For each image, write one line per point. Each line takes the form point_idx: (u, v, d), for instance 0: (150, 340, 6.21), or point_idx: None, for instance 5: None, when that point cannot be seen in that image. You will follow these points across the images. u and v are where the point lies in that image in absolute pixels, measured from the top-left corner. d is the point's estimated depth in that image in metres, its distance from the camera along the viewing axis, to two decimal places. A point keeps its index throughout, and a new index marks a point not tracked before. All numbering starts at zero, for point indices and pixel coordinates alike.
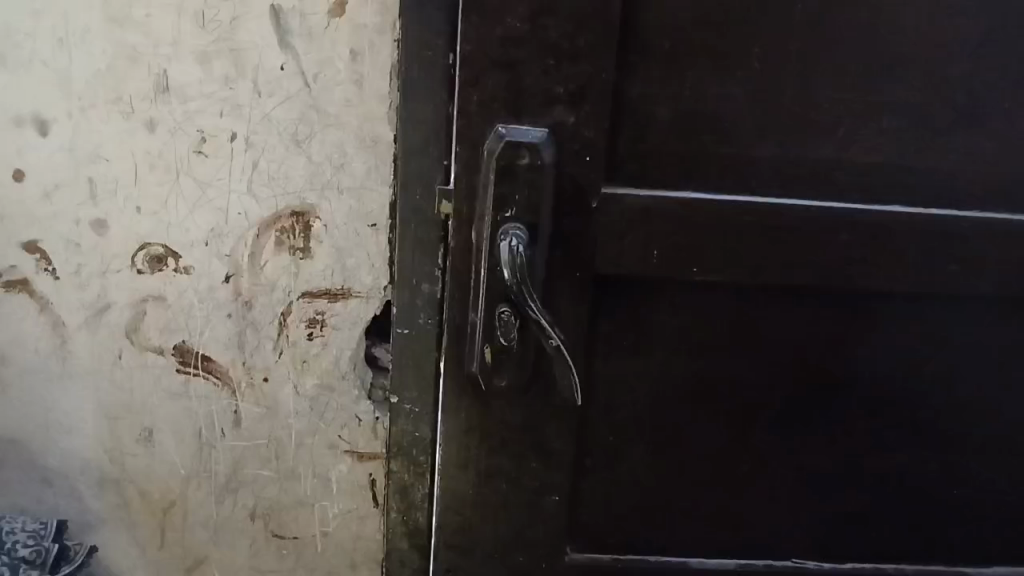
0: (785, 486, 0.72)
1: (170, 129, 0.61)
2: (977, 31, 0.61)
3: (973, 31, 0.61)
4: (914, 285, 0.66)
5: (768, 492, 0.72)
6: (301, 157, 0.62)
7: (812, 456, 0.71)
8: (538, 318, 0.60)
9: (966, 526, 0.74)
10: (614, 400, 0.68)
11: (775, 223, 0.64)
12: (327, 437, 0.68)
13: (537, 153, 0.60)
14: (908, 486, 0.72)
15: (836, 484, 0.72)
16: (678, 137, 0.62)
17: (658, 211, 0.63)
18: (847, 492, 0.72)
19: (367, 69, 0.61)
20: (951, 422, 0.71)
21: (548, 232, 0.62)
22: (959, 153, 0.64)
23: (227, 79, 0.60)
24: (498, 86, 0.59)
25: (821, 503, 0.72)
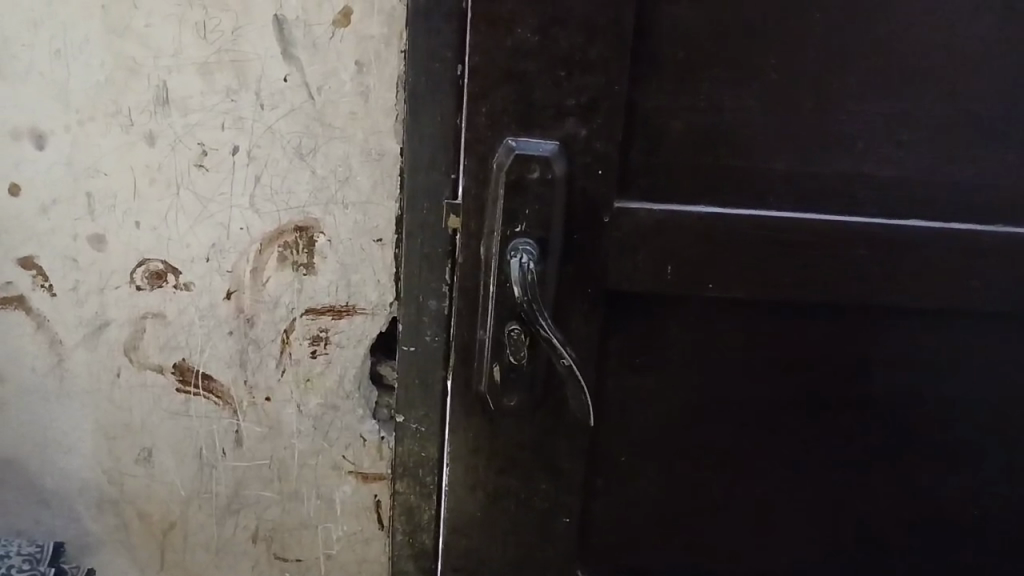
0: (804, 512, 0.69)
1: (170, 142, 0.59)
2: (1015, 40, 0.58)
3: (1007, 39, 0.58)
4: (943, 306, 0.63)
5: (787, 517, 0.69)
6: (305, 171, 0.60)
7: (833, 481, 0.68)
8: (551, 337, 0.57)
9: (990, 554, 0.71)
10: (628, 421, 0.65)
11: (796, 239, 0.61)
12: (331, 457, 0.66)
13: (548, 167, 0.57)
14: (931, 512, 0.70)
15: (858, 509, 0.69)
16: (694, 151, 0.59)
17: (674, 227, 0.60)
18: (868, 519, 0.70)
19: (373, 80, 0.59)
20: (981, 448, 0.68)
21: (560, 248, 0.59)
22: (992, 168, 0.61)
23: (229, 91, 0.58)
24: (507, 98, 0.57)
25: (841, 530, 0.70)
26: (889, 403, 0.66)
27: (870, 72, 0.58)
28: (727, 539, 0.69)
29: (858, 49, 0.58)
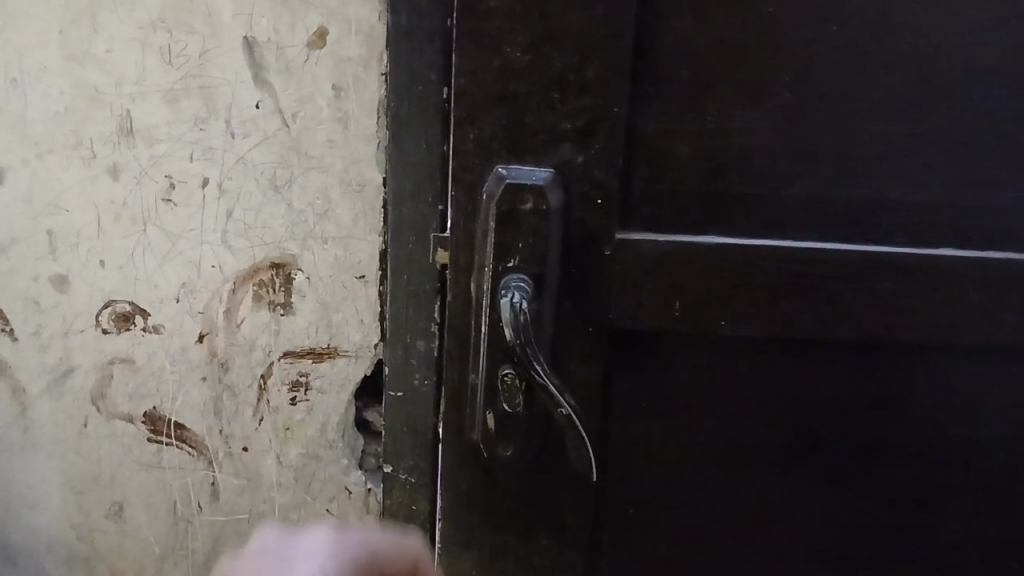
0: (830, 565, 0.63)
1: (136, 176, 0.55)
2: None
3: None
4: (979, 342, 0.57)
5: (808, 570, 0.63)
6: (281, 205, 0.56)
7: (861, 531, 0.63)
8: (547, 383, 0.53)
9: None
10: (636, 469, 0.60)
11: (816, 270, 0.55)
12: (314, 511, 0.62)
13: (542, 198, 0.52)
14: (967, 565, 0.64)
15: (889, 561, 0.63)
16: (703, 177, 0.54)
17: (683, 260, 0.55)
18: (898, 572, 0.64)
19: (352, 105, 0.54)
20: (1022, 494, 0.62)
21: (557, 284, 0.54)
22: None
23: (198, 120, 0.54)
24: (497, 123, 0.52)
25: None
26: (920, 447, 0.61)
27: (893, 87, 0.53)
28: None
29: (881, 62, 0.53)
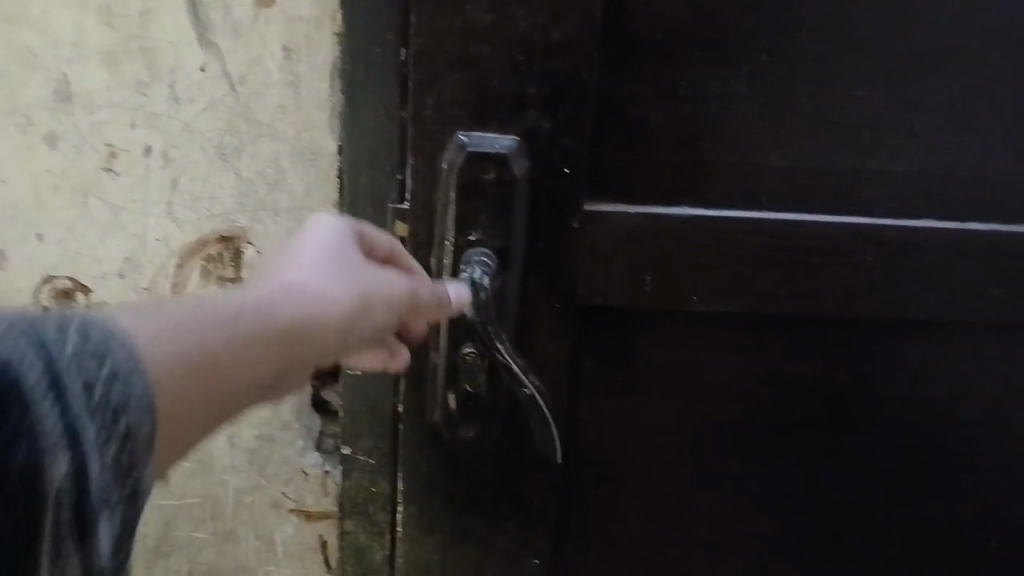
0: (805, 547, 0.61)
1: (75, 144, 0.52)
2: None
3: None
4: (961, 319, 0.55)
5: (783, 553, 0.61)
6: (228, 174, 0.53)
7: (837, 513, 0.61)
8: (509, 363, 0.50)
9: None
10: (606, 451, 0.58)
11: (792, 243, 0.53)
12: (269, 494, 0.60)
13: (506, 167, 0.50)
14: (945, 547, 0.62)
15: (866, 546, 0.62)
16: (675, 146, 0.52)
17: (654, 233, 0.52)
18: (875, 555, 0.62)
19: (304, 68, 0.51)
20: (1002, 475, 0.60)
21: (522, 259, 0.52)
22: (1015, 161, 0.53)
23: (140, 84, 0.51)
24: (457, 88, 0.49)
25: (845, 567, 0.62)
26: (898, 427, 0.59)
27: (873, 52, 0.51)
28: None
29: (863, 26, 0.50)
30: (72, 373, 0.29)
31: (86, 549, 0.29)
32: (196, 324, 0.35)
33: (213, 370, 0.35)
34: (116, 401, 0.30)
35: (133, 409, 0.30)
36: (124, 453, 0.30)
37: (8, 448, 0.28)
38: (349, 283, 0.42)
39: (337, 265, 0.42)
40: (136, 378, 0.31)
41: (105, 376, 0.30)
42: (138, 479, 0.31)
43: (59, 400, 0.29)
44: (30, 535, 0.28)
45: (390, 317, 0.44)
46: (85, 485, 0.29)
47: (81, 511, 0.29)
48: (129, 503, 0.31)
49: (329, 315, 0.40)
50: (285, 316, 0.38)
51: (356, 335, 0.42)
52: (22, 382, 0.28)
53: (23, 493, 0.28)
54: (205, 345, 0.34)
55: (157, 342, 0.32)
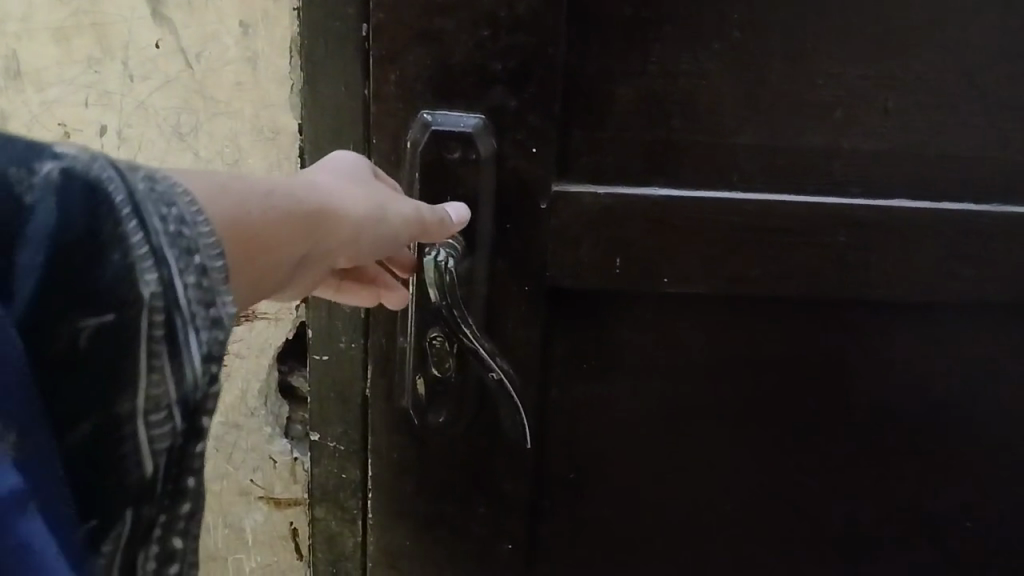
0: (781, 530, 0.61)
1: (26, 124, 0.51)
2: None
3: None
4: (938, 299, 0.54)
5: (759, 536, 0.61)
6: (186, 154, 0.51)
7: (813, 496, 0.60)
8: (476, 347, 0.50)
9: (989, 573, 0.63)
10: (579, 436, 0.57)
11: (766, 223, 0.52)
12: (238, 482, 0.58)
13: (471, 147, 0.48)
14: (923, 529, 0.61)
15: (842, 530, 0.61)
16: (647, 123, 0.50)
17: (625, 213, 0.51)
18: (852, 538, 0.61)
19: (262, 44, 0.49)
20: (980, 457, 0.60)
21: (490, 241, 0.51)
22: (996, 138, 0.52)
23: (92, 62, 0.49)
24: (419, 64, 0.47)
25: (822, 551, 0.61)
26: (875, 409, 0.58)
27: (846, 26, 0.49)
28: (694, 564, 0.61)
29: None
30: (147, 201, 0.27)
31: (175, 370, 0.28)
32: (246, 182, 0.33)
33: (263, 230, 0.34)
34: (188, 234, 0.28)
35: (206, 245, 0.29)
36: (206, 279, 0.28)
37: (98, 265, 0.27)
38: (365, 194, 0.41)
39: (351, 181, 0.41)
40: (203, 217, 0.29)
41: (172, 215, 0.28)
42: (221, 307, 0.29)
43: (141, 224, 0.27)
44: (121, 351, 0.27)
45: (405, 233, 0.43)
46: (175, 304, 0.28)
47: (171, 330, 0.28)
48: (215, 328, 0.29)
49: (347, 210, 0.39)
50: (311, 203, 0.37)
51: (372, 240, 0.41)
52: (108, 202, 0.27)
53: (115, 310, 0.27)
54: (254, 206, 0.33)
55: (214, 187, 0.31)
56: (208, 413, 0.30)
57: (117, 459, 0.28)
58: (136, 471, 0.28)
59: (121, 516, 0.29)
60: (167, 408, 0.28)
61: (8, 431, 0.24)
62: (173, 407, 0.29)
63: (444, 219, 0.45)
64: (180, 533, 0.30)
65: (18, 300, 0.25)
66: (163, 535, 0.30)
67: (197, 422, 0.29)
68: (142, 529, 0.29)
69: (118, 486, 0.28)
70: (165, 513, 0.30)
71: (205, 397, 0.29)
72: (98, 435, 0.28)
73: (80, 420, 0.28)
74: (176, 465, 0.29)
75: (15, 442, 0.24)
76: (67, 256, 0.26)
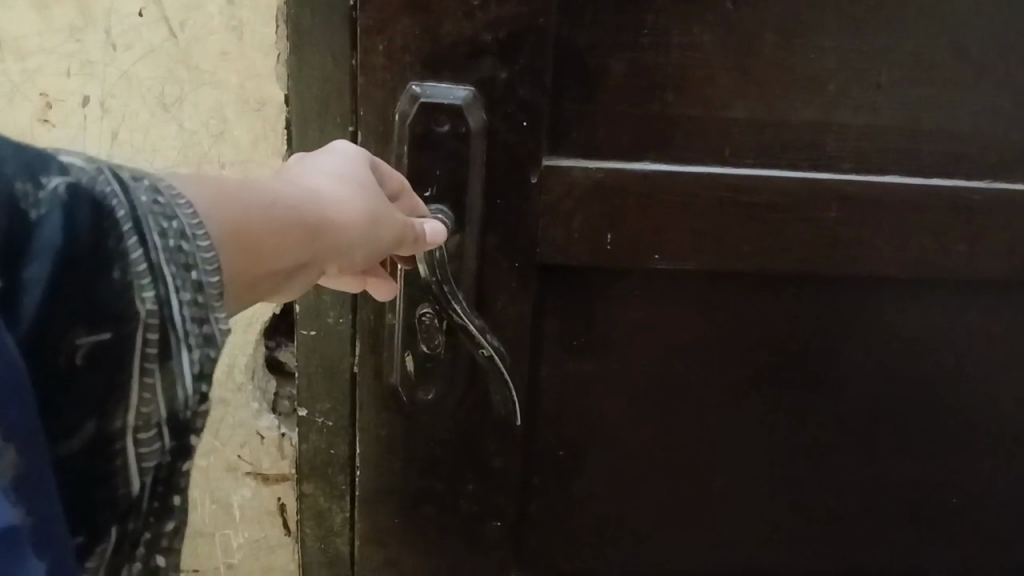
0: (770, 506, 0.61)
1: (7, 94, 0.49)
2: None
3: None
4: (929, 275, 0.54)
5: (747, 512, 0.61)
6: (171, 125, 0.50)
7: (801, 472, 0.60)
8: (467, 323, 0.50)
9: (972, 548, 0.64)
10: (568, 413, 0.57)
11: (756, 200, 0.51)
12: (225, 458, 0.58)
13: (461, 119, 0.47)
14: (908, 505, 0.62)
15: (831, 505, 0.61)
16: (638, 96, 0.50)
17: (616, 188, 0.50)
18: (840, 512, 0.61)
19: (248, 12, 0.49)
20: (966, 431, 0.60)
21: (479, 217, 0.49)
22: (986, 112, 0.52)
23: (73, 29, 0.48)
24: (407, 33, 0.46)
25: (809, 527, 0.61)
26: (864, 385, 0.58)
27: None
28: (683, 540, 0.61)
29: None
30: (148, 213, 0.26)
31: (167, 387, 0.27)
32: (241, 189, 0.31)
33: (264, 239, 0.31)
34: (188, 248, 0.27)
35: (204, 260, 0.27)
36: (202, 295, 0.27)
37: (99, 278, 0.25)
38: (369, 200, 0.38)
39: (355, 182, 0.39)
40: (203, 230, 0.27)
41: (173, 229, 0.26)
42: (216, 324, 0.27)
43: (141, 239, 0.26)
44: (116, 368, 0.26)
45: (393, 243, 0.41)
46: (171, 321, 0.26)
47: (165, 348, 0.27)
48: (208, 346, 0.27)
49: (347, 220, 0.37)
50: (309, 212, 0.34)
51: (370, 249, 0.39)
52: (110, 217, 0.25)
53: (113, 327, 0.26)
54: (254, 214, 0.31)
55: (211, 194, 0.29)
56: (196, 430, 0.28)
57: (106, 478, 0.27)
58: (124, 489, 0.27)
59: (105, 533, 0.27)
60: (157, 426, 0.27)
61: (7, 448, 0.22)
62: (163, 425, 0.27)
63: (418, 237, 0.43)
64: (163, 547, 0.29)
65: (22, 319, 0.24)
66: (146, 553, 0.29)
67: (186, 441, 0.28)
68: (126, 544, 0.28)
69: (105, 503, 0.27)
70: (149, 529, 0.28)
71: (195, 416, 0.28)
72: (87, 454, 0.26)
73: (72, 435, 0.26)
74: (163, 482, 0.28)
75: (14, 460, 0.22)
76: (69, 272, 0.25)
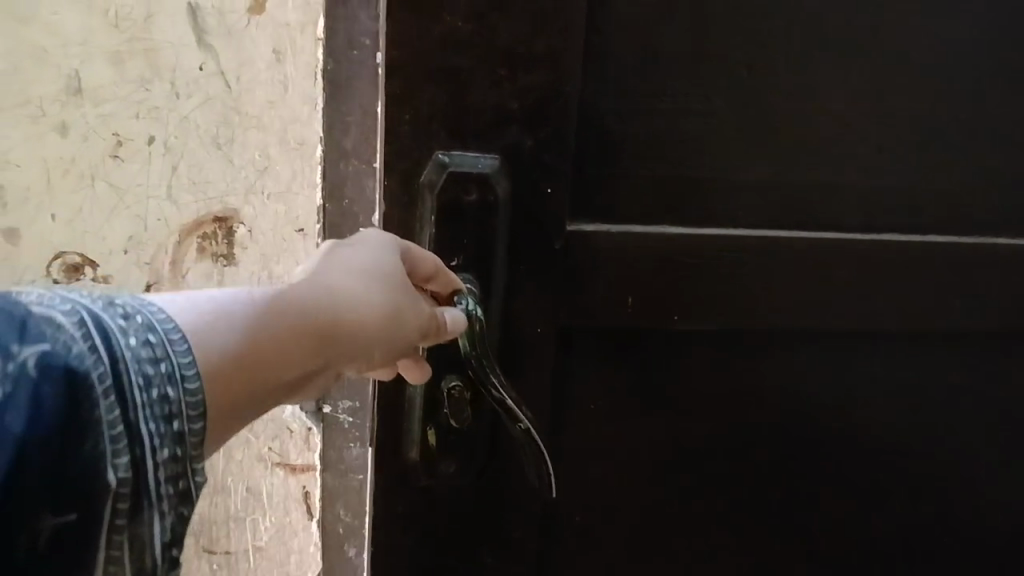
0: (755, 516, 0.67)
1: (83, 134, 0.58)
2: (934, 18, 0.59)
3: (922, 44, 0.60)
4: (881, 296, 0.63)
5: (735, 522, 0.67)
6: (222, 161, 0.59)
7: (782, 484, 0.67)
8: (502, 398, 0.53)
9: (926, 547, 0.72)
10: (584, 445, 0.62)
11: (753, 254, 0.60)
12: (257, 450, 0.65)
13: (488, 188, 0.52)
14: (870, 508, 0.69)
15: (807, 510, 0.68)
16: (641, 156, 0.56)
17: (635, 250, 0.58)
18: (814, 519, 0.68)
19: (291, 70, 0.58)
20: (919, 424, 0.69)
21: (503, 288, 0.55)
22: (922, 147, 0.62)
23: (143, 80, 0.57)
24: (437, 104, 0.51)
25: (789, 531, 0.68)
26: (832, 392, 0.66)
27: (802, 73, 0.58)
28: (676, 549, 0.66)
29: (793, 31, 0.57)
30: (129, 379, 0.32)
31: (137, 547, 0.32)
32: (248, 313, 0.38)
33: (266, 353, 0.38)
34: (167, 401, 0.33)
35: (184, 411, 0.34)
36: (176, 450, 0.33)
37: (77, 447, 0.31)
38: (382, 303, 0.43)
39: (378, 275, 0.44)
40: (187, 378, 0.34)
41: (159, 372, 0.33)
42: (189, 479, 0.34)
43: (120, 402, 0.32)
44: (88, 533, 0.31)
45: (407, 340, 0.45)
46: (142, 482, 0.32)
47: (134, 511, 0.32)
48: (180, 502, 0.33)
49: (357, 324, 0.42)
50: (318, 320, 0.41)
51: (385, 338, 0.44)
52: (90, 387, 0.31)
53: (83, 496, 0.31)
54: (254, 331, 0.38)
55: (215, 326, 0.36)
56: None
57: None
58: None
59: None
60: None
61: None
62: None
63: (438, 328, 0.48)
64: None
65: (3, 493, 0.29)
66: None
67: None
68: None
69: None
70: None
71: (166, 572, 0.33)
72: None
73: None
74: None
75: None
76: (48, 445, 0.30)
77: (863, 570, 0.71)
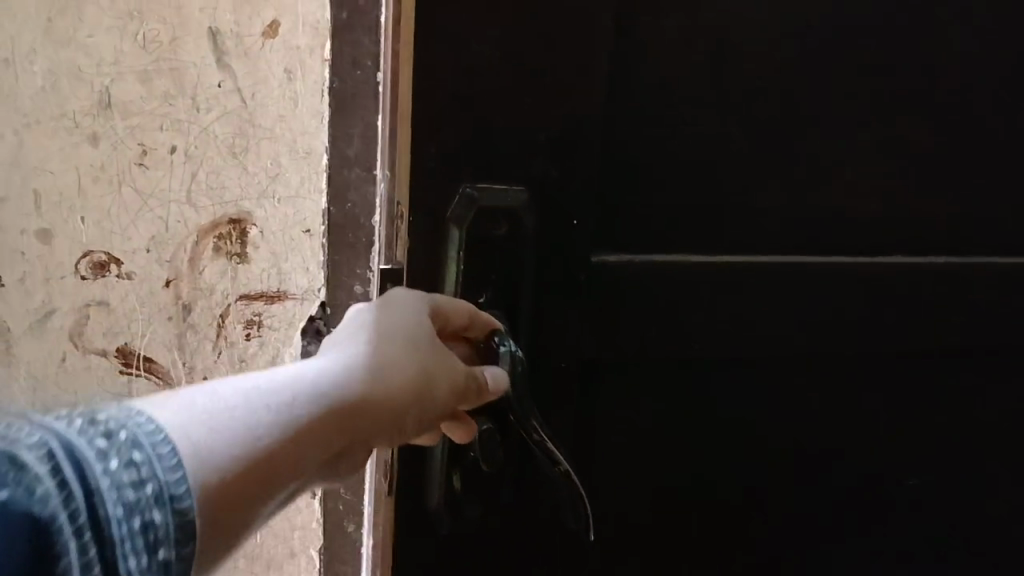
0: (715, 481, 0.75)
1: (113, 143, 0.64)
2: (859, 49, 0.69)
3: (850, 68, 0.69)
4: (816, 281, 0.73)
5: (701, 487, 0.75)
6: (237, 168, 0.66)
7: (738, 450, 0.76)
8: (542, 441, 0.61)
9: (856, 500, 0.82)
10: (605, 439, 0.70)
11: (755, 273, 0.70)
12: None
13: (515, 222, 0.60)
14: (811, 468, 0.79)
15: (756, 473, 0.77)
16: (616, 166, 0.63)
17: (661, 273, 0.66)
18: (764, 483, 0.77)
19: (300, 87, 0.65)
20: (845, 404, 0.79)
21: (532, 309, 0.63)
22: (853, 161, 0.72)
23: (168, 96, 0.64)
24: (466, 142, 0.58)
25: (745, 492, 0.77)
26: (784, 378, 0.75)
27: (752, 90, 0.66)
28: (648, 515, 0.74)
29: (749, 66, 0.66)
30: (104, 512, 0.32)
31: None
32: (254, 420, 0.41)
33: (299, 445, 0.43)
34: (146, 525, 0.33)
35: (166, 532, 0.34)
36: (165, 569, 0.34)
37: None
38: (415, 372, 0.52)
39: (409, 338, 0.52)
40: (171, 495, 0.35)
41: (138, 494, 0.33)
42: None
43: (97, 539, 0.31)
44: None
45: (443, 399, 0.54)
46: None
47: None
48: None
49: (391, 394, 0.50)
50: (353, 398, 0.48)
51: (420, 403, 0.52)
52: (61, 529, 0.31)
53: None
54: (284, 430, 0.42)
55: (218, 442, 0.38)
56: None
57: None
58: None
59: None
60: None
61: None
62: None
63: (481, 386, 0.56)
64: None
65: None
66: None
67: None
68: None
69: None
70: None
71: None
72: None
73: None
74: None
75: None
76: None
77: (805, 523, 0.81)
